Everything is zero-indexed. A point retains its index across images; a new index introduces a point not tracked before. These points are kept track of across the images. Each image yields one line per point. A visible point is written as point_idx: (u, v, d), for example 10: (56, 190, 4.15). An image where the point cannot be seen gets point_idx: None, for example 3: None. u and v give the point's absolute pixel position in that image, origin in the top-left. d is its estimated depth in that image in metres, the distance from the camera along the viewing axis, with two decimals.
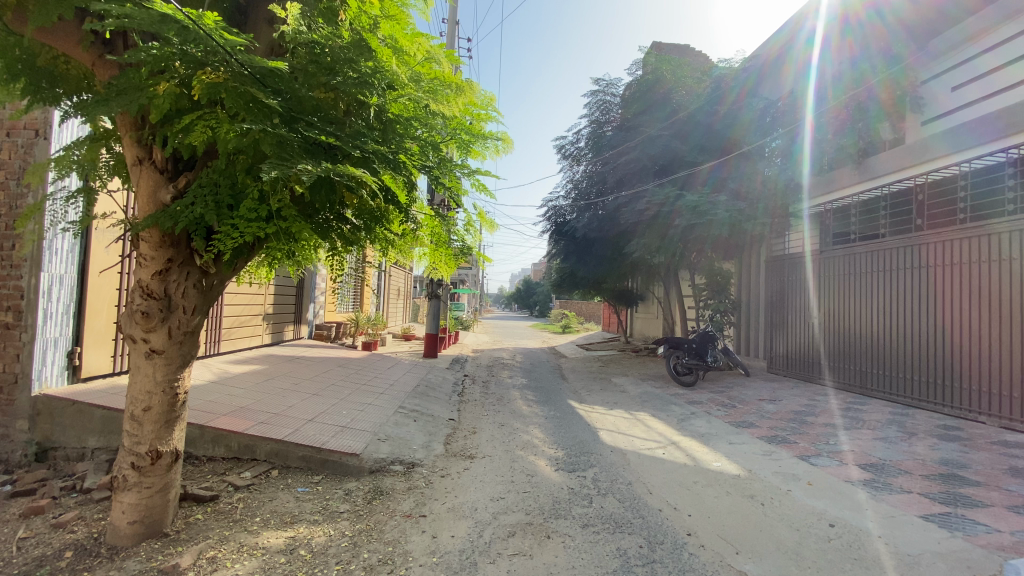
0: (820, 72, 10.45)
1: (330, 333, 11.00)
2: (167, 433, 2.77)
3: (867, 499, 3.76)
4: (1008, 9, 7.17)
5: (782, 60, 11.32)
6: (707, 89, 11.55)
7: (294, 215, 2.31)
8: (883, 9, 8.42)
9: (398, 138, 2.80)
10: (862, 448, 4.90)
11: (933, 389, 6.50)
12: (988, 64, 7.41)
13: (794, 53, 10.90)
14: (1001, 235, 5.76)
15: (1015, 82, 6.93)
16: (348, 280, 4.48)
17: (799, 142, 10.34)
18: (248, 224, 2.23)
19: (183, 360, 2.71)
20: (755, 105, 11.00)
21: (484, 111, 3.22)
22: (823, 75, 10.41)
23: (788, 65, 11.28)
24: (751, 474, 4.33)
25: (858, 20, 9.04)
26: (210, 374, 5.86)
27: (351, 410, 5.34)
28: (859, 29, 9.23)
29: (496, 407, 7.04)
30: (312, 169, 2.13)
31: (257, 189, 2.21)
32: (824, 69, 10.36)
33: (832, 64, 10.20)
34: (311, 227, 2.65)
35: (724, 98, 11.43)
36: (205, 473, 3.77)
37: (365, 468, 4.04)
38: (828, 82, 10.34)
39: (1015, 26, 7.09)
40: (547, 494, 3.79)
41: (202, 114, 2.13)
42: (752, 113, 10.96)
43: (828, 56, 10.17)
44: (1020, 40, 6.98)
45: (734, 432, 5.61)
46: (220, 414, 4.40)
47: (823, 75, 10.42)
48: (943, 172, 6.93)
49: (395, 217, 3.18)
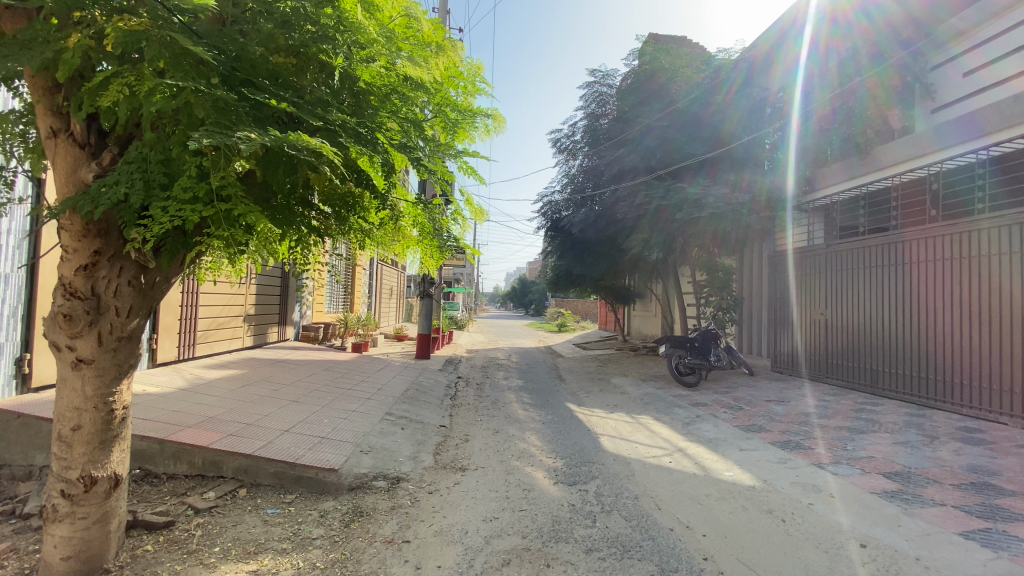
0: (807, 72, 9.84)
1: (318, 334, 10.55)
2: (103, 455, 2.40)
3: (899, 514, 3.39)
4: (990, 8, 7.10)
5: (769, 61, 10.52)
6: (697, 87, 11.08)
7: (240, 195, 1.90)
8: (872, 10, 8.46)
9: (372, 112, 2.47)
10: (884, 454, 4.54)
11: (949, 388, 6.18)
12: (973, 63, 7.40)
13: (783, 53, 10.32)
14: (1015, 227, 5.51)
15: (1004, 79, 6.89)
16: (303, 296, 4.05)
17: (784, 145, 10.11)
18: (190, 206, 1.83)
19: (118, 372, 2.33)
20: (744, 101, 10.64)
21: (471, 83, 2.97)
22: (811, 76, 9.80)
23: (775, 67, 10.46)
24: (768, 485, 3.98)
25: (847, 21, 8.95)
26: (182, 380, 5.46)
27: (334, 419, 4.95)
28: (846, 29, 9.05)
29: (490, 412, 6.65)
30: (255, 138, 1.77)
31: (195, 161, 1.82)
32: (811, 70, 9.75)
33: (819, 64, 9.64)
34: (268, 211, 2.26)
35: (713, 97, 11.02)
36: (164, 493, 3.37)
37: (344, 485, 3.65)
38: (816, 83, 9.71)
39: (1002, 24, 7.03)
40: (545, 512, 3.42)
41: (117, 69, 1.75)
42: (741, 110, 10.63)
43: (816, 56, 9.67)
44: (1006, 38, 6.94)
45: (744, 437, 5.26)
46: (185, 426, 3.99)
47: (811, 76, 9.81)
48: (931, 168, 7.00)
49: (372, 202, 2.81)
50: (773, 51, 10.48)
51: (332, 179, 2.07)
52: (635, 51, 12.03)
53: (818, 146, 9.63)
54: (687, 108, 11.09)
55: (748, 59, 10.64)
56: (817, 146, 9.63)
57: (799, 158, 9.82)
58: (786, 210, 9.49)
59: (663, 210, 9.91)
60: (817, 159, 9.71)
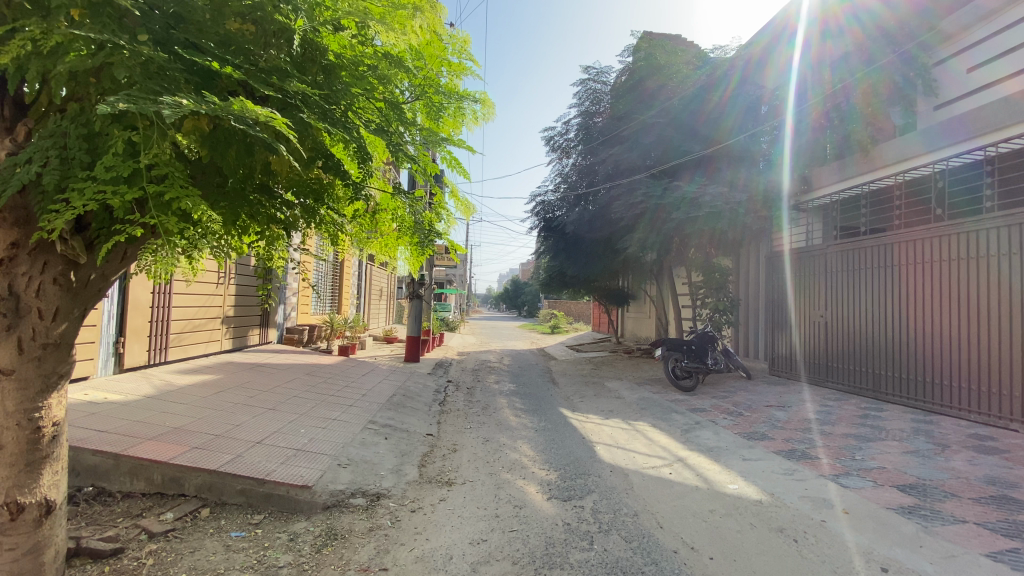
0: (801, 75, 9.80)
1: (302, 337, 10.20)
2: (30, 479, 2.10)
3: (919, 532, 3.12)
4: (979, 11, 6.98)
5: (762, 64, 10.55)
6: (690, 87, 10.72)
7: (178, 174, 1.62)
8: (862, 15, 8.38)
9: (342, 88, 2.20)
10: (894, 464, 4.28)
11: (957, 394, 5.95)
12: (962, 66, 7.32)
13: (776, 55, 10.29)
14: (1013, 228, 5.37)
15: (992, 82, 6.82)
16: (267, 304, 3.68)
17: (779, 145, 10.01)
18: (111, 186, 1.54)
19: (45, 383, 2.07)
20: (739, 100, 10.47)
21: (456, 62, 2.69)
22: (804, 79, 9.78)
23: (768, 69, 10.58)
24: (776, 499, 3.71)
25: (838, 25, 8.85)
26: (150, 387, 5.11)
27: (312, 428, 4.63)
28: (838, 33, 8.96)
29: (480, 419, 6.36)
30: (185, 104, 1.48)
31: (123, 135, 1.55)
32: (805, 73, 9.71)
33: (812, 69, 9.62)
34: (216, 199, 1.96)
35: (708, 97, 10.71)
36: (117, 515, 3.04)
37: (318, 504, 3.34)
38: (808, 88, 9.70)
39: (989, 28, 6.95)
40: (538, 534, 3.13)
41: (20, 22, 1.51)
42: (736, 111, 10.50)
43: (808, 61, 9.62)
44: (993, 42, 6.87)
45: (746, 446, 5.00)
46: (145, 439, 3.66)
47: (804, 79, 9.80)
48: (930, 168, 6.87)
49: (343, 190, 2.51)
50: (765, 54, 10.38)
51: (289, 159, 1.79)
52: (630, 48, 11.80)
53: (815, 145, 9.50)
54: (682, 108, 10.83)
55: (743, 60, 10.53)
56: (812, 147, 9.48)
57: (794, 157, 9.64)
58: (783, 209, 9.32)
59: (660, 210, 9.69)
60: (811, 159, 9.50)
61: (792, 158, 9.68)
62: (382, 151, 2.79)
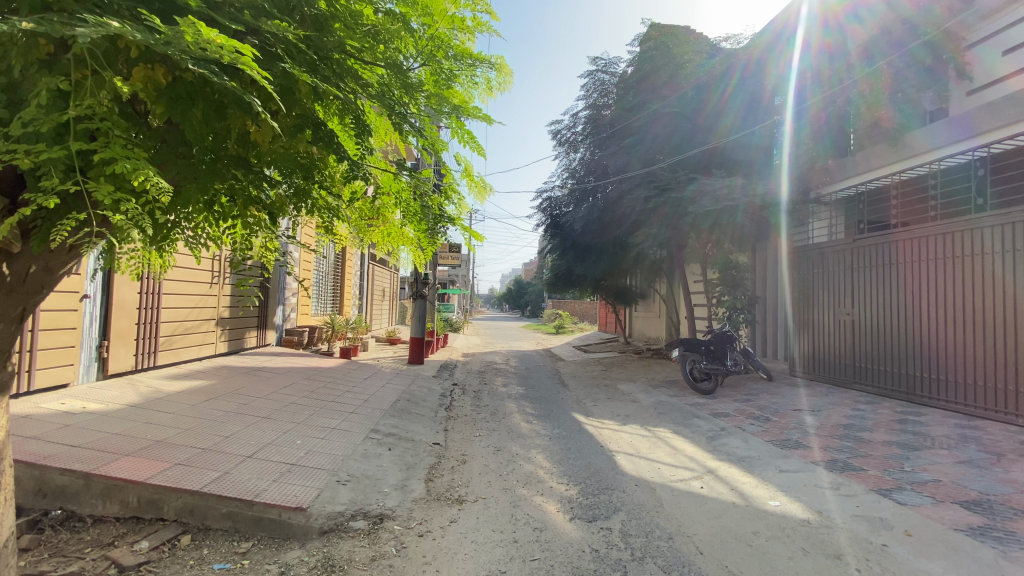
0: (801, 75, 9.32)
1: (302, 339, 9.84)
2: None
3: (998, 558, 2.72)
4: (983, 10, 7.03)
5: (762, 63, 9.90)
6: (689, 87, 10.38)
7: (117, 132, 1.25)
8: (863, 12, 8.23)
9: (333, 39, 1.86)
10: (950, 477, 3.89)
11: (1000, 396, 5.50)
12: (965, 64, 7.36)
13: (775, 56, 9.78)
14: None
15: (998, 78, 6.88)
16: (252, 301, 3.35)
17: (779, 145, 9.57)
18: (27, 144, 1.19)
19: None
20: (739, 97, 9.97)
21: (471, 22, 2.32)
22: (803, 79, 9.30)
23: (768, 69, 9.85)
24: (825, 519, 3.31)
25: (839, 22, 8.60)
26: (137, 394, 4.75)
27: (309, 439, 4.25)
28: (838, 31, 8.66)
29: (490, 426, 5.97)
30: (115, 33, 1.14)
31: (48, 81, 1.21)
32: (805, 73, 9.23)
33: (812, 66, 9.15)
34: (177, 173, 1.59)
35: (708, 96, 10.29)
36: (84, 545, 2.66)
37: (314, 528, 2.96)
38: (807, 87, 9.26)
39: (992, 26, 7.01)
40: (562, 564, 2.74)
41: None
42: (735, 112, 10.05)
43: (808, 59, 9.18)
44: (995, 40, 6.96)
45: (781, 456, 4.60)
46: (124, 454, 3.30)
47: (804, 80, 9.30)
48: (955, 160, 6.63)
49: (334, 164, 2.13)
50: (765, 54, 9.87)
51: (262, 116, 1.43)
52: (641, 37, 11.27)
53: (817, 146, 9.11)
54: (681, 109, 10.38)
55: (742, 60, 9.99)
56: (813, 149, 9.09)
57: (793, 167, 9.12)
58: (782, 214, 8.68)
59: (666, 206, 9.26)
60: (812, 160, 9.11)
61: (791, 162, 9.20)
62: (383, 128, 2.47)
